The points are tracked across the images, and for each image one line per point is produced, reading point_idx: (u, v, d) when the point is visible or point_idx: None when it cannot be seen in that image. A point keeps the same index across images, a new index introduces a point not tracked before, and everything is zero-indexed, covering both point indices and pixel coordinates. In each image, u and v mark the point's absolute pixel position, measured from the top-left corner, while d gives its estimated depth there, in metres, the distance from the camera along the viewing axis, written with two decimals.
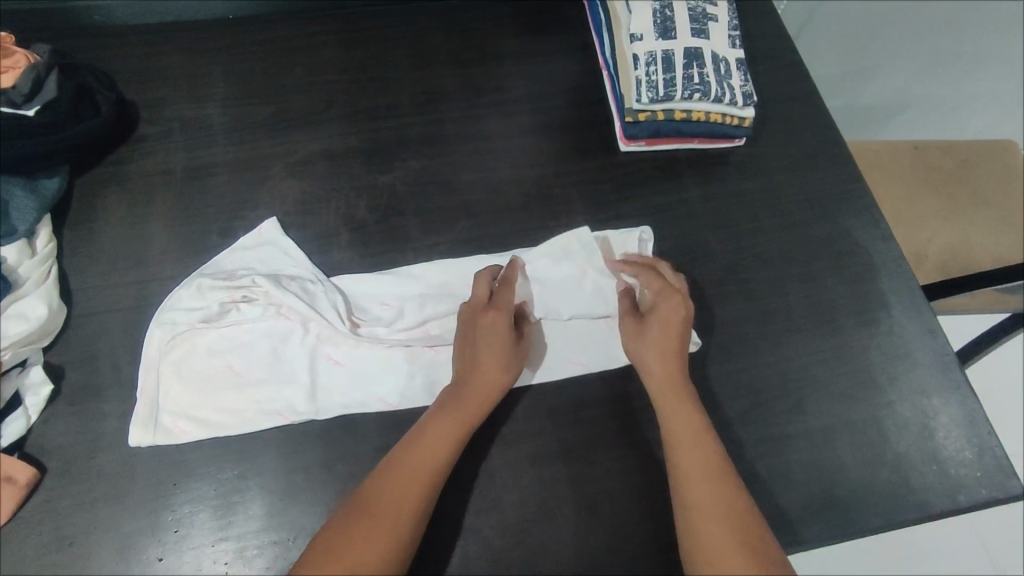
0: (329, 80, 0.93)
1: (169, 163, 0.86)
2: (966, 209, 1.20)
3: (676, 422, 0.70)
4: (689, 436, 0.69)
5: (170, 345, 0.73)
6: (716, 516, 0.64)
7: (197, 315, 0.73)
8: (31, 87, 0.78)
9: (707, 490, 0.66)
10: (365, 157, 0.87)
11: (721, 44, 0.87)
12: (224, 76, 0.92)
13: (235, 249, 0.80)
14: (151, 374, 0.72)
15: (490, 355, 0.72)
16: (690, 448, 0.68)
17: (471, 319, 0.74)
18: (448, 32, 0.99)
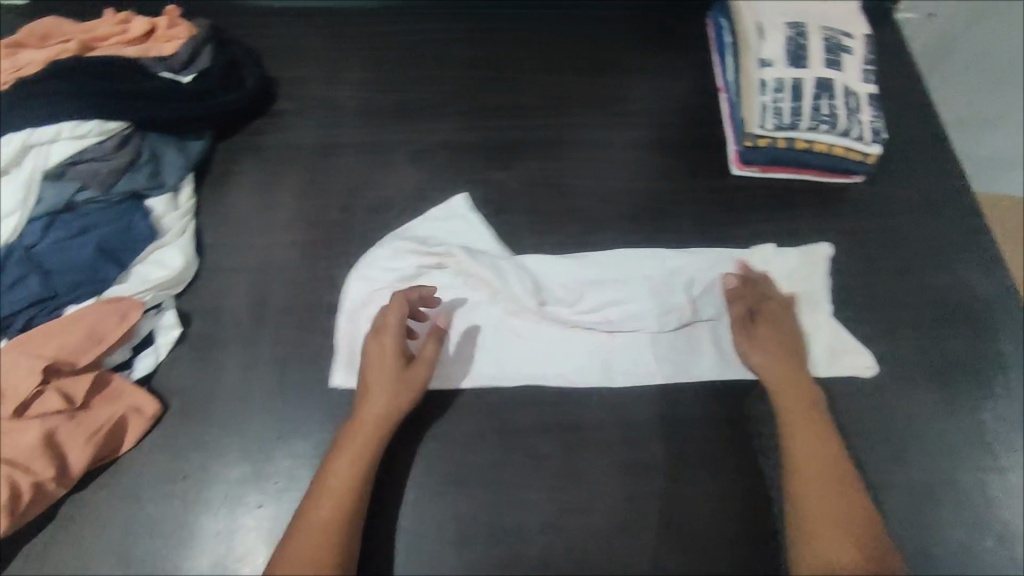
0: (456, 76, 0.97)
1: (302, 139, 0.91)
2: None
3: (802, 422, 0.70)
4: (811, 435, 0.69)
5: (369, 298, 0.79)
6: (829, 506, 0.65)
7: (397, 274, 0.80)
8: (188, 56, 0.87)
9: (821, 484, 0.66)
10: (483, 153, 0.91)
11: (853, 78, 0.85)
12: (359, 62, 0.97)
13: (428, 219, 0.85)
14: (346, 321, 0.78)
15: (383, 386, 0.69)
16: (806, 447, 0.69)
17: (373, 351, 0.71)
18: (572, 41, 1.01)
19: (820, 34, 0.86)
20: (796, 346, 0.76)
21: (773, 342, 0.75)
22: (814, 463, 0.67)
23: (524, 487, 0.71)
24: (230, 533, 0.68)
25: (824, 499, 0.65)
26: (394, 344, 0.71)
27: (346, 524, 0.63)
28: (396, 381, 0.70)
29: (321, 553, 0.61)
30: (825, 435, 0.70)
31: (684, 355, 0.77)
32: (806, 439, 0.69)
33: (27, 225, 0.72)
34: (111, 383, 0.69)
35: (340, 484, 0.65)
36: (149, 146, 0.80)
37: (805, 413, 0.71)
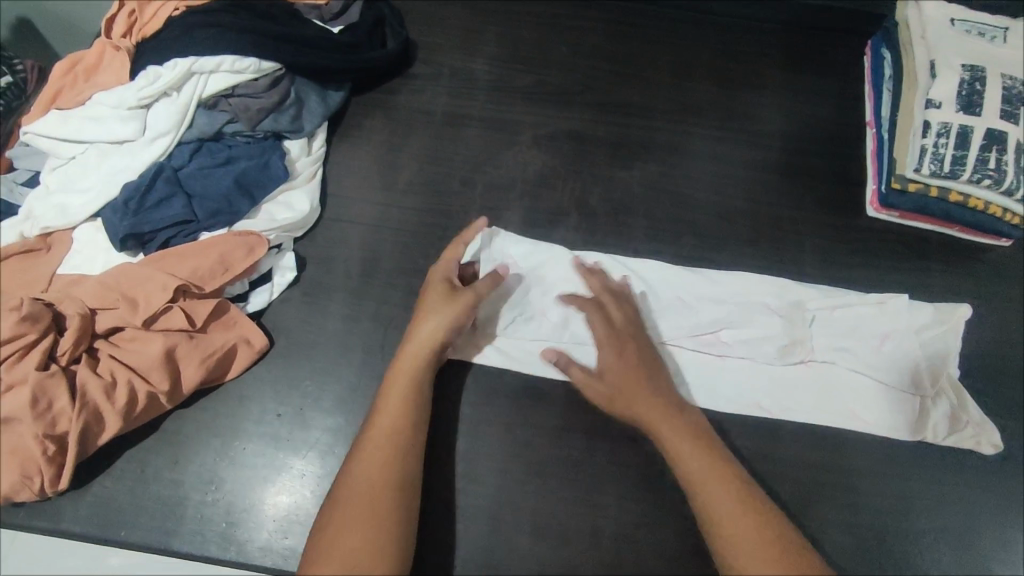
0: (592, 67, 0.95)
1: (432, 105, 0.91)
2: None
3: (670, 431, 0.65)
4: (688, 445, 0.64)
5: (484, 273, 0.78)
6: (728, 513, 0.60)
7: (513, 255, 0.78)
8: (340, 7, 0.89)
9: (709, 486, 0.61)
10: (609, 148, 0.89)
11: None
12: (498, 37, 0.97)
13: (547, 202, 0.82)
14: None
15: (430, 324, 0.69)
16: (693, 458, 0.63)
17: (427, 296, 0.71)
18: (716, 48, 0.97)
19: (999, 82, 0.79)
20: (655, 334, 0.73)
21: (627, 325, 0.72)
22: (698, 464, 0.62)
23: (605, 493, 0.70)
24: (316, 478, 0.69)
25: (718, 510, 0.60)
26: (439, 279, 0.71)
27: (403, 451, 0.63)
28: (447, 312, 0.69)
29: (384, 474, 0.61)
30: (700, 435, 0.65)
31: (793, 391, 0.75)
32: (685, 439, 0.64)
33: (177, 148, 0.75)
34: (229, 311, 0.72)
35: (392, 409, 0.65)
36: (296, 91, 0.82)
37: (665, 420, 0.65)
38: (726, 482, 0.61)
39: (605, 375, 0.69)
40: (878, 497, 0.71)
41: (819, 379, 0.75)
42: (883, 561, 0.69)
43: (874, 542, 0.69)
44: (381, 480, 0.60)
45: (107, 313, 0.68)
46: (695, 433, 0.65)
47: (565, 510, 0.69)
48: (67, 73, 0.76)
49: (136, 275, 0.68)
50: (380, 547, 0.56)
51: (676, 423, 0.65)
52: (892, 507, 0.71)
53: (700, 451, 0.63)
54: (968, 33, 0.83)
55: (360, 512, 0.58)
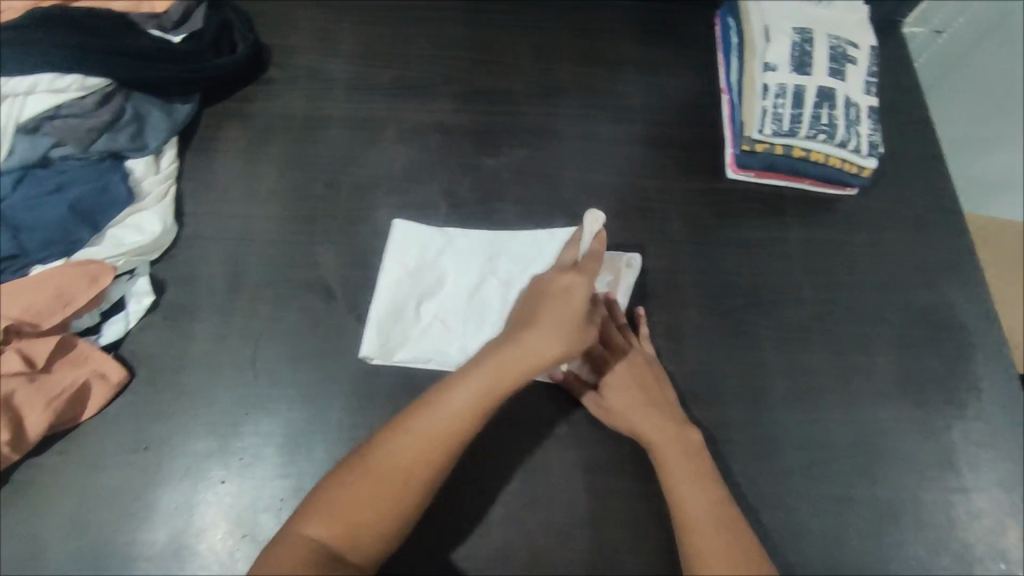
0: (453, 57, 0.95)
1: (290, 109, 0.89)
2: None
3: (667, 450, 0.66)
4: (688, 480, 0.64)
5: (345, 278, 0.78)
6: (712, 542, 0.59)
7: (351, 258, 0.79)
8: (180, 14, 0.85)
9: (703, 521, 0.61)
10: (475, 137, 0.89)
11: (856, 87, 0.84)
12: (355, 34, 0.95)
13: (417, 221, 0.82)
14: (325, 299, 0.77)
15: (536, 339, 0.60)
16: (692, 495, 0.63)
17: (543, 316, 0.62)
18: (575, 29, 0.99)
19: (825, 40, 0.85)
20: (643, 371, 0.72)
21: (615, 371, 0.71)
22: (694, 494, 0.62)
23: (492, 479, 0.70)
24: (190, 506, 0.66)
25: (693, 509, 0.62)
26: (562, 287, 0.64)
27: (455, 438, 0.58)
28: (558, 333, 0.61)
29: (363, 504, 0.55)
30: (700, 467, 0.65)
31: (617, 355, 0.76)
32: (686, 472, 0.64)
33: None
34: (77, 347, 0.68)
35: (455, 402, 0.59)
36: (133, 106, 0.78)
37: (657, 432, 0.67)
38: (709, 519, 0.61)
39: (607, 393, 0.71)
40: (751, 443, 0.75)
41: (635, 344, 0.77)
42: (761, 503, 0.72)
43: (747, 488, 0.72)
44: (413, 471, 0.57)
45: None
46: (694, 466, 0.65)
47: (453, 500, 0.69)
48: None
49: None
50: (294, 564, 0.52)
51: (688, 455, 0.66)
52: (764, 451, 0.74)
53: (702, 486, 0.63)
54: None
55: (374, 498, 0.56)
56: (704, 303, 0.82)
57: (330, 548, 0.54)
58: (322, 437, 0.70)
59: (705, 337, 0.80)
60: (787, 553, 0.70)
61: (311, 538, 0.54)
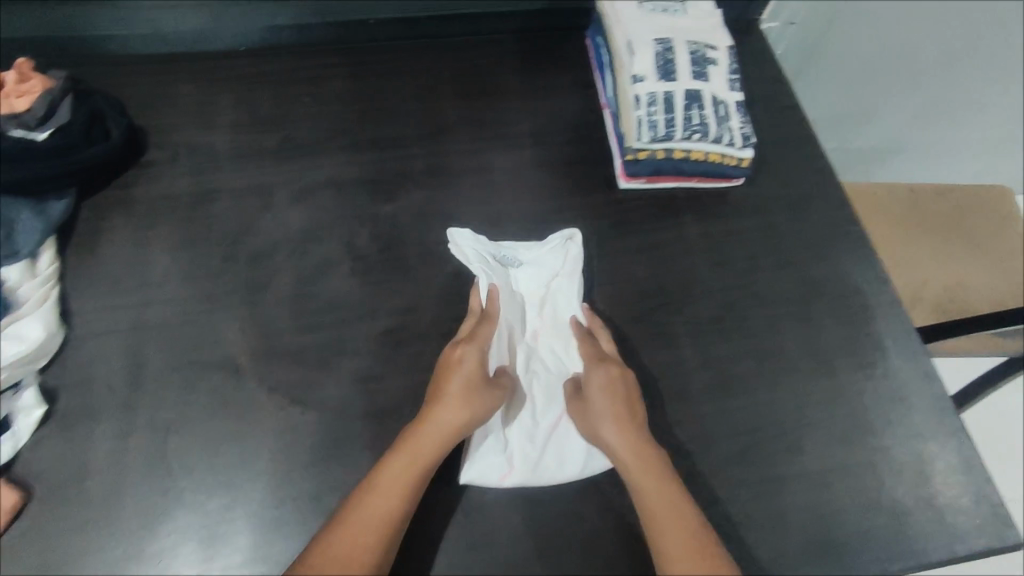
0: (336, 112, 0.95)
1: (175, 188, 0.86)
2: (933, 267, 1.33)
3: (636, 477, 0.68)
4: (648, 481, 0.67)
5: (254, 353, 0.76)
6: (689, 565, 0.63)
7: (256, 330, 0.77)
8: (45, 111, 0.79)
9: (681, 546, 0.64)
10: (369, 187, 0.89)
11: (720, 88, 0.90)
12: (235, 104, 0.94)
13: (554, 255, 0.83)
14: (233, 375, 0.74)
15: (453, 391, 0.69)
16: (666, 529, 0.65)
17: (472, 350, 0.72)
18: (453, 68, 1.01)
19: (684, 48, 0.90)
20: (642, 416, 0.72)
21: (609, 398, 0.71)
22: (661, 517, 0.65)
23: (431, 529, 0.69)
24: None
25: (663, 532, 0.65)
26: (480, 406, 0.69)
27: (430, 462, 0.67)
28: (467, 398, 0.69)
29: None
30: (675, 493, 0.67)
31: (544, 440, 0.74)
32: (655, 500, 0.67)
33: None
34: None
35: (363, 523, 0.62)
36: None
37: (634, 463, 0.68)
38: (691, 545, 0.64)
39: (589, 398, 0.72)
40: (682, 440, 0.76)
41: (539, 463, 0.72)
42: (699, 500, 0.73)
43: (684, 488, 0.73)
44: (397, 492, 0.64)
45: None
46: (666, 491, 0.67)
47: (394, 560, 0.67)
48: None
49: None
50: None
51: (636, 464, 0.68)
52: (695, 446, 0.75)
53: (666, 487, 0.67)
54: (651, 9, 0.93)
55: (367, 523, 0.62)
56: (617, 312, 0.83)
57: None
58: (245, 522, 0.67)
59: (623, 346, 0.81)
60: (732, 545, 0.71)
61: None
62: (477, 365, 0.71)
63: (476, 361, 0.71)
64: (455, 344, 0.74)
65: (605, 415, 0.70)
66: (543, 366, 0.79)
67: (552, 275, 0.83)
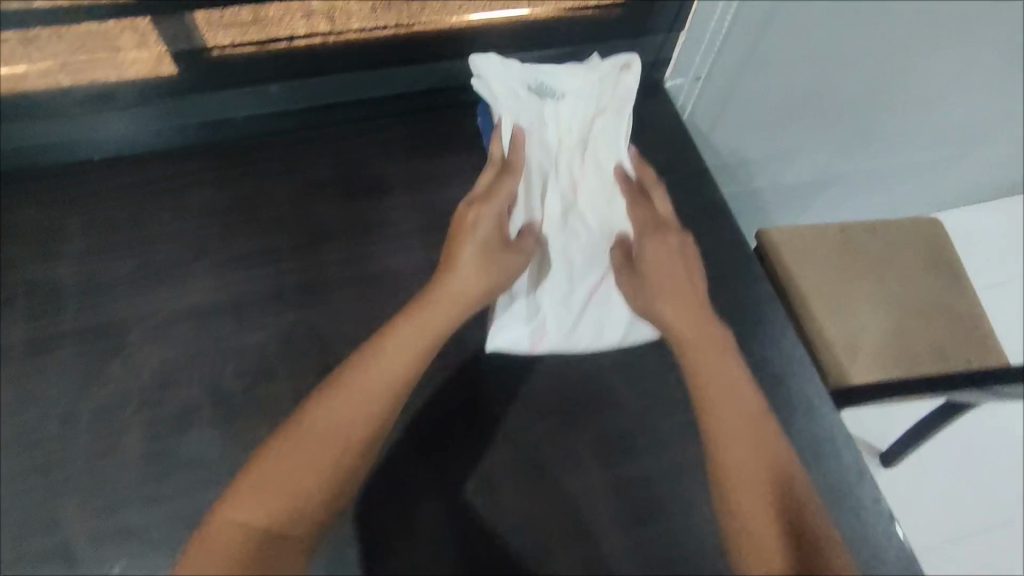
0: (201, 226, 0.86)
1: (8, 337, 0.76)
2: (868, 309, 1.28)
3: (706, 385, 0.70)
4: (711, 360, 0.71)
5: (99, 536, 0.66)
6: (745, 475, 0.65)
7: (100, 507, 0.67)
8: None
9: (744, 450, 0.66)
10: (237, 313, 0.80)
11: (610, 178, 0.84)
12: (83, 227, 0.84)
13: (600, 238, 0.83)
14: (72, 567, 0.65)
15: (467, 268, 0.72)
16: (731, 438, 0.67)
17: (483, 231, 0.73)
18: (334, 163, 0.93)
19: (569, 138, 0.85)
20: (697, 317, 0.73)
21: (676, 310, 0.73)
22: (725, 420, 0.67)
23: None
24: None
25: (725, 432, 0.67)
26: (456, 308, 0.71)
27: (400, 393, 0.66)
28: (484, 269, 0.72)
29: (254, 525, 0.58)
30: (751, 397, 0.69)
31: (574, 334, 0.79)
32: (724, 402, 0.68)
33: None
34: None
35: (343, 412, 0.63)
36: None
37: (737, 369, 0.71)
38: (762, 467, 0.65)
39: (670, 326, 0.73)
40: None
41: (582, 340, 0.79)
42: None
43: None
44: (379, 397, 0.64)
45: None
46: (733, 384, 0.69)
47: None
48: None
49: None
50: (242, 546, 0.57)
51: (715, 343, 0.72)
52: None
53: (755, 398, 0.69)
54: (534, 93, 0.82)
55: (361, 395, 0.64)
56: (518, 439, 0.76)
57: (262, 534, 0.58)
58: None
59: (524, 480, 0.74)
60: None
61: (242, 523, 0.58)
62: (473, 225, 0.73)
63: (480, 253, 0.72)
64: (468, 205, 0.75)
65: (653, 288, 0.74)
66: (570, 274, 0.81)
67: (597, 241, 0.83)
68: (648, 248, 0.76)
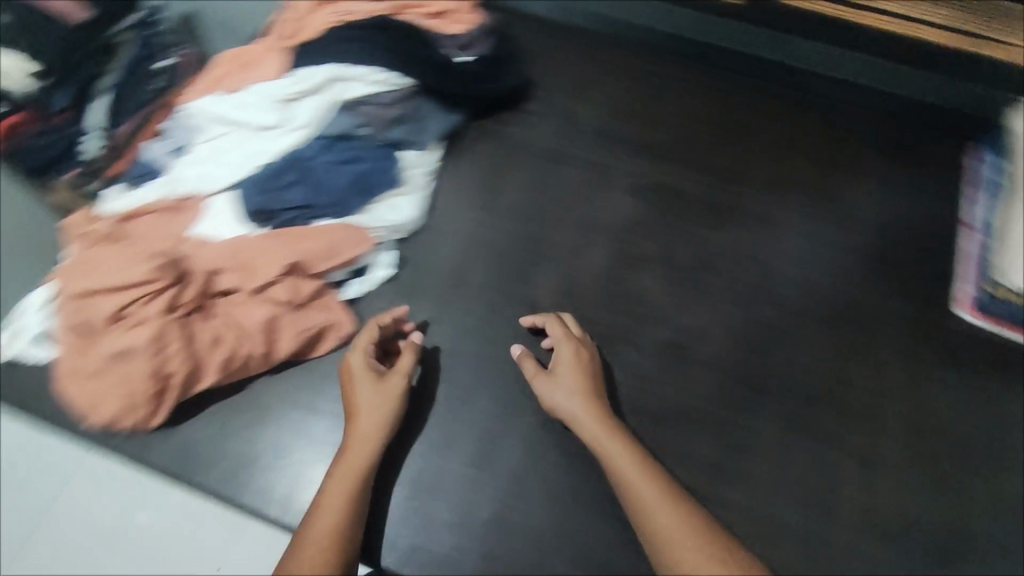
0: (695, 128, 0.97)
1: (539, 140, 0.96)
2: None
3: (587, 428, 0.69)
4: (624, 455, 0.67)
5: (557, 309, 0.83)
6: (647, 495, 0.63)
7: (564, 290, 0.84)
8: (472, 40, 0.97)
9: (619, 450, 0.67)
10: (703, 209, 0.91)
11: None
12: (610, 85, 1.01)
13: None
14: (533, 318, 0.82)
15: (366, 388, 0.71)
16: (652, 497, 0.63)
17: (366, 375, 0.72)
18: (821, 126, 0.97)
19: None
20: (596, 381, 0.74)
21: (577, 379, 0.73)
22: (631, 466, 0.66)
23: None
24: (386, 489, 0.73)
25: (641, 499, 0.63)
26: (382, 404, 0.70)
27: (364, 487, 0.65)
28: (384, 396, 0.71)
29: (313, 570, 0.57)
30: (626, 438, 0.69)
31: None
32: (614, 447, 0.67)
33: (312, 141, 0.82)
34: (326, 297, 0.77)
35: (337, 496, 0.64)
36: (422, 108, 0.89)
37: (629, 461, 0.66)
38: (655, 479, 0.64)
39: (555, 369, 0.74)
40: None
41: None
42: None
43: None
44: (336, 519, 0.61)
45: (139, 270, 0.70)
46: (624, 437, 0.68)
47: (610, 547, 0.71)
48: (229, 61, 0.88)
49: (153, 237, 0.76)
50: None
51: (580, 411, 0.70)
52: None
53: (633, 457, 0.66)
54: None
55: (352, 482, 0.65)
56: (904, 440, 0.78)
57: None
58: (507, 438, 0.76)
59: (894, 475, 0.77)
60: None
61: None
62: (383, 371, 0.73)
63: (365, 359, 0.72)
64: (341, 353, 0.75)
65: (548, 374, 0.74)
66: None
67: None
68: (558, 328, 0.77)
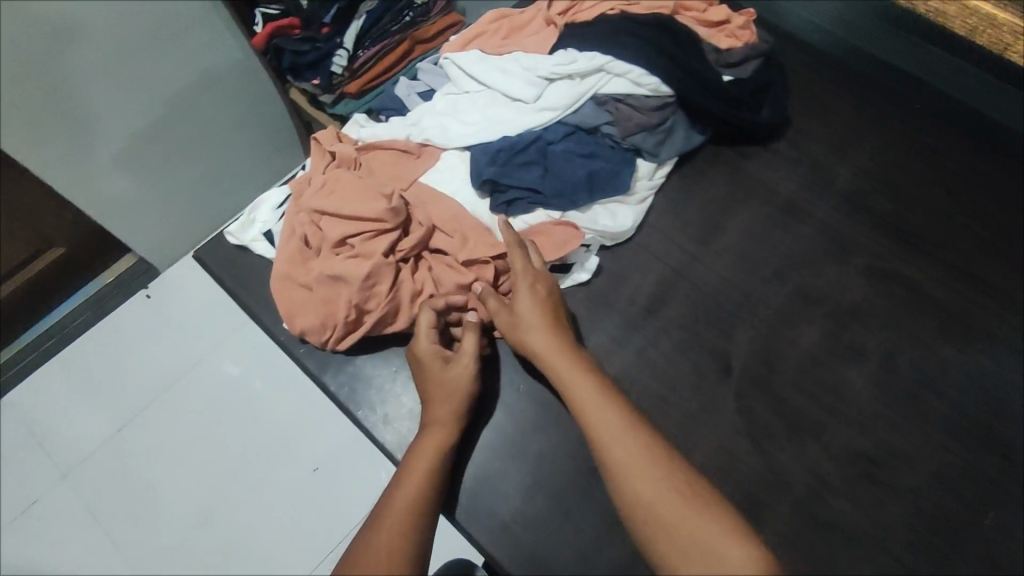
0: (966, 224, 0.84)
1: (779, 186, 0.88)
2: None
3: (557, 375, 0.66)
4: (585, 393, 0.64)
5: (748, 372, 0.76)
6: (634, 462, 0.59)
7: (761, 355, 0.77)
8: (739, 59, 0.89)
9: (588, 406, 0.63)
10: (947, 318, 0.79)
11: None
12: (877, 148, 0.90)
13: None
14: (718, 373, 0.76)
15: (454, 371, 0.68)
16: (618, 445, 0.60)
17: (427, 351, 0.69)
18: None
19: None
20: (552, 303, 0.72)
21: (534, 336, 0.68)
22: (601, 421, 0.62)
23: None
24: (525, 490, 0.72)
25: (618, 459, 0.59)
26: (452, 388, 0.68)
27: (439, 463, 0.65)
28: (452, 377, 0.68)
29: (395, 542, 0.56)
30: (601, 393, 0.64)
31: None
32: (584, 403, 0.64)
33: (555, 124, 0.81)
34: None
35: (417, 470, 0.63)
36: (672, 121, 0.85)
37: (593, 396, 0.64)
38: (629, 439, 0.60)
39: (517, 305, 0.70)
40: None
41: None
42: None
43: None
44: (422, 490, 0.61)
45: (372, 205, 0.74)
46: (593, 389, 0.64)
47: None
48: (494, 21, 0.88)
49: (389, 173, 0.79)
50: None
51: (548, 345, 0.68)
52: None
53: (613, 419, 0.62)
54: None
55: (426, 471, 0.63)
56: None
57: None
58: None
59: None
60: None
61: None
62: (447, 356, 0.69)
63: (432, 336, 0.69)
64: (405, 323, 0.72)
65: (528, 313, 0.70)
66: None
67: None
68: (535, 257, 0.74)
